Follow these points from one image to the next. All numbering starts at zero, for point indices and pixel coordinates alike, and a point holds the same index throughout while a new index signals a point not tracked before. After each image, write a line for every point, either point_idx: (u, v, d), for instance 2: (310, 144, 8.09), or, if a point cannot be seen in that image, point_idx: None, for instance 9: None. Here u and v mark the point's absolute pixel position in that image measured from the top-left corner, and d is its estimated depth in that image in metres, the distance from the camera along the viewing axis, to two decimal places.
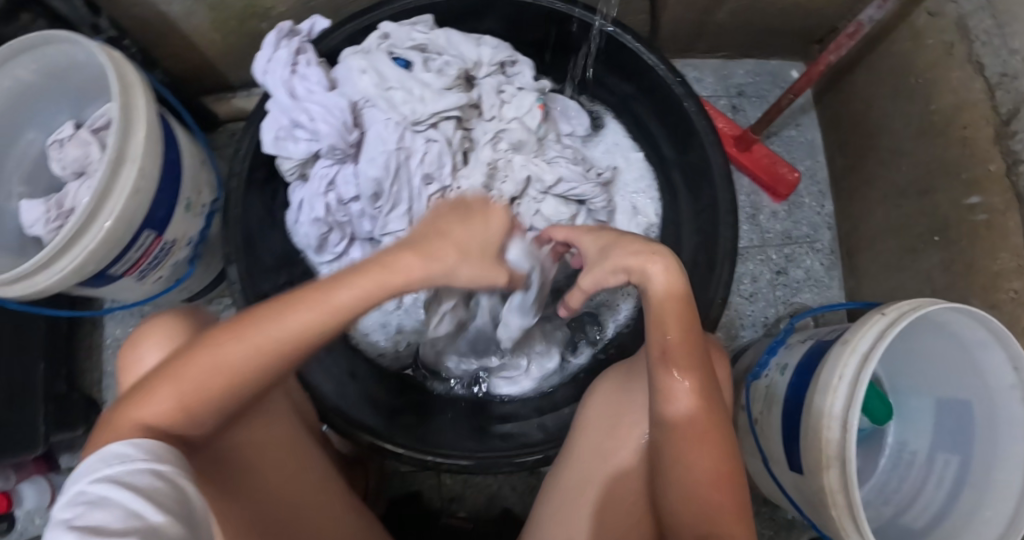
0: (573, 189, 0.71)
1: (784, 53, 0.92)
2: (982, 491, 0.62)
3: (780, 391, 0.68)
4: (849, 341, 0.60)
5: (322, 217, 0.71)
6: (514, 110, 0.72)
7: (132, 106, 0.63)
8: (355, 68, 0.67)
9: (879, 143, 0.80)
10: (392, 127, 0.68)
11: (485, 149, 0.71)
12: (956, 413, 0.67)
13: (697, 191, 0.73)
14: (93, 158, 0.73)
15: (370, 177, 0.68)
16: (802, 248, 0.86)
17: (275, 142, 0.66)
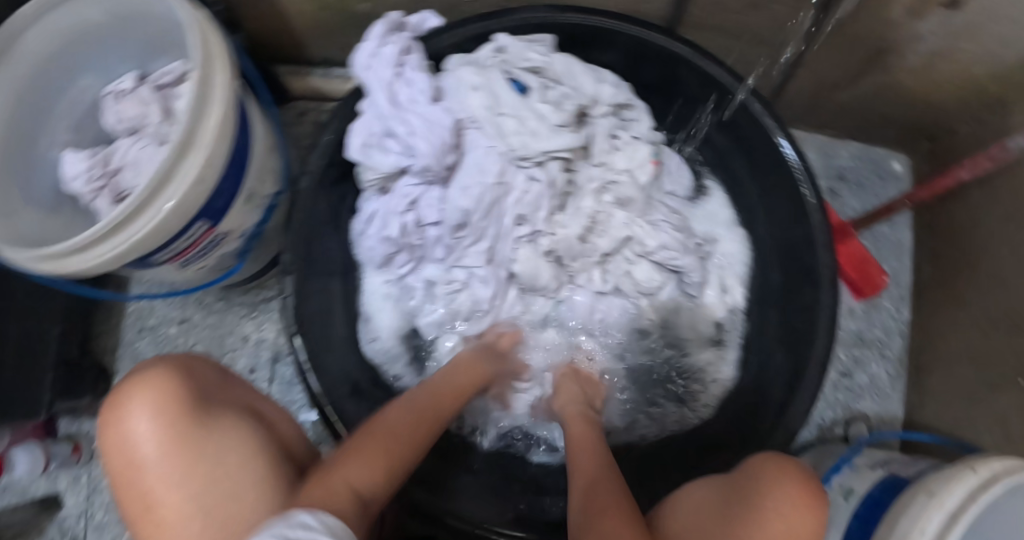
0: (673, 259, 0.69)
1: (892, 143, 0.86)
2: None
3: (839, 519, 0.64)
4: (935, 494, 0.53)
5: (394, 237, 0.64)
6: (626, 161, 0.67)
7: (209, 79, 0.54)
8: (467, 83, 0.61)
9: (979, 265, 0.76)
10: (495, 157, 0.61)
11: (588, 198, 0.66)
12: None
13: (795, 286, 0.66)
14: (152, 120, 0.66)
15: (460, 208, 0.61)
16: (872, 351, 0.85)
17: (361, 149, 0.59)
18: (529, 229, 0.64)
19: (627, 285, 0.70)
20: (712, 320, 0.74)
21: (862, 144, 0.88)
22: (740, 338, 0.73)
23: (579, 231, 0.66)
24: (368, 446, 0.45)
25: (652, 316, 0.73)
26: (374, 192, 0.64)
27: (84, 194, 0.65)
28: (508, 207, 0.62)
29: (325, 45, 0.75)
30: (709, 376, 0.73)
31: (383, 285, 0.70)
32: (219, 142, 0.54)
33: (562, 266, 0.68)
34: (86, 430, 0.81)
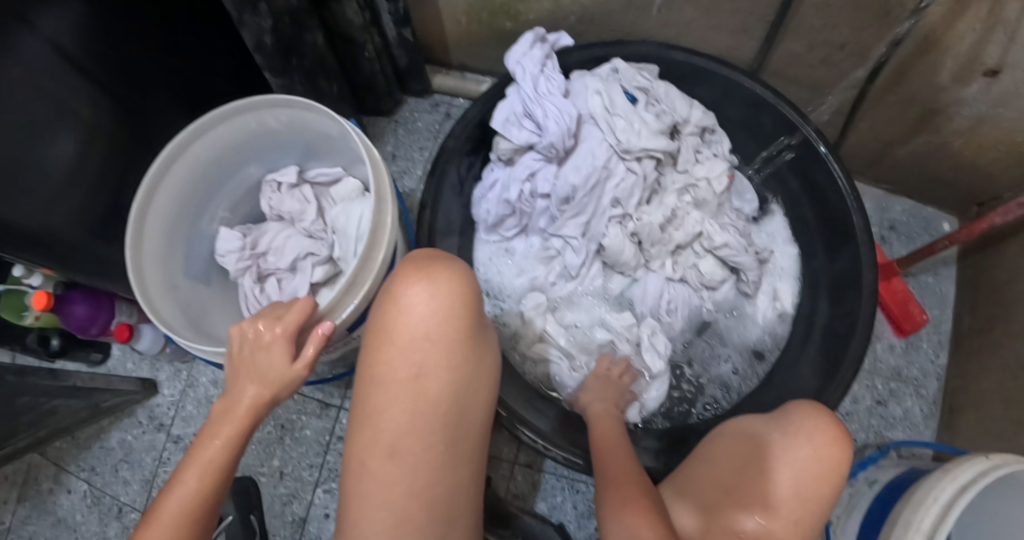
0: (734, 257, 0.79)
1: (942, 205, 0.96)
2: None
3: (864, 501, 0.72)
4: (949, 470, 0.61)
5: (511, 201, 0.78)
6: (705, 170, 0.80)
7: (381, 215, 0.60)
8: (591, 88, 0.76)
9: (1012, 315, 0.83)
10: (605, 148, 0.74)
11: (671, 195, 0.79)
12: None
13: (839, 297, 0.77)
14: (309, 218, 0.73)
15: (570, 183, 0.74)
16: (908, 387, 0.91)
17: (503, 123, 0.74)
18: (621, 211, 0.76)
19: (692, 276, 0.81)
20: (759, 328, 0.83)
21: (915, 203, 0.98)
22: (777, 341, 0.82)
23: (659, 221, 0.77)
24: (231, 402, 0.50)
25: (712, 309, 0.82)
26: (502, 161, 0.78)
27: (233, 269, 0.71)
28: (608, 189, 0.75)
29: (466, 53, 0.92)
30: (739, 379, 0.81)
31: (492, 246, 0.84)
32: (382, 264, 0.60)
33: (641, 250, 0.79)
34: None
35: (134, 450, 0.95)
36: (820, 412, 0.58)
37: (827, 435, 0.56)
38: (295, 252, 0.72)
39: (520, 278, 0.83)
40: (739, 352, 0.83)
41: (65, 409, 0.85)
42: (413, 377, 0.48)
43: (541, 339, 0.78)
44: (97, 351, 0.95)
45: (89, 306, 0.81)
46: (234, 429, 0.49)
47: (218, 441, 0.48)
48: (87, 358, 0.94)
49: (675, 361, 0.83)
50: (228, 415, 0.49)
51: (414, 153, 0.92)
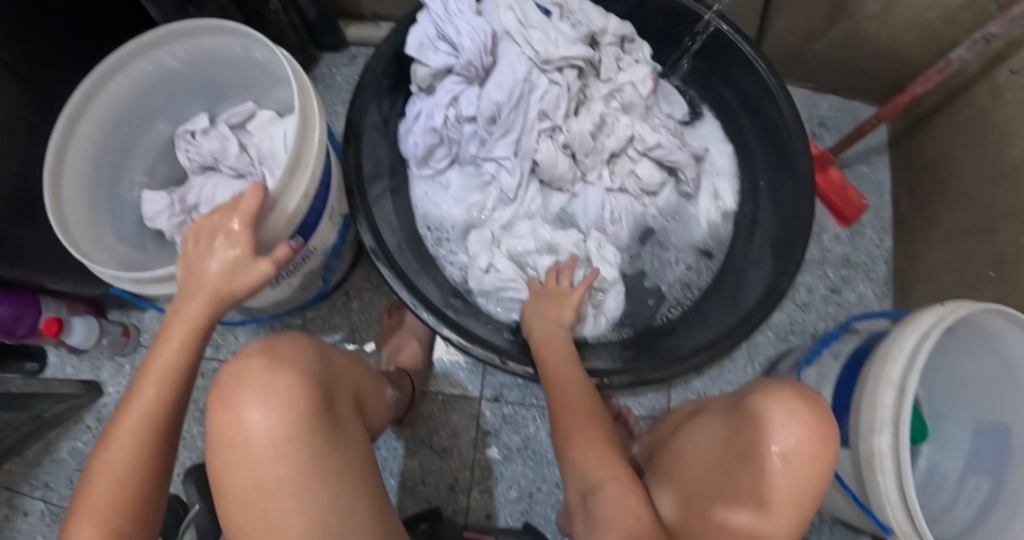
0: (669, 155, 0.79)
1: (866, 96, 0.98)
2: (1014, 512, 0.65)
3: (831, 373, 0.74)
4: (908, 321, 0.62)
5: (437, 128, 0.76)
6: (629, 76, 0.79)
7: (308, 133, 0.59)
8: (503, 4, 0.74)
9: (949, 188, 0.86)
10: (525, 61, 0.72)
11: (598, 103, 0.78)
12: (996, 436, 0.71)
13: (778, 186, 0.78)
14: (232, 153, 0.71)
15: (493, 100, 0.72)
16: (858, 272, 0.93)
17: (417, 48, 0.72)
18: (550, 124, 0.75)
19: (631, 182, 0.81)
20: (703, 227, 0.83)
21: (841, 98, 0.99)
22: (724, 238, 0.83)
23: (590, 128, 0.76)
24: (145, 372, 0.46)
25: (656, 215, 0.82)
26: (423, 92, 0.77)
27: (168, 229, 0.69)
28: (533, 103, 0.74)
29: (375, 0, 0.89)
30: (693, 280, 0.82)
31: (427, 182, 0.82)
32: (315, 177, 0.60)
33: (576, 163, 0.79)
34: (132, 322, 0.90)
35: (87, 457, 0.89)
36: (793, 391, 0.53)
37: (810, 417, 0.51)
38: (228, 193, 0.71)
39: (460, 209, 0.81)
40: (689, 254, 0.83)
41: (4, 424, 0.79)
42: (270, 486, 0.42)
43: (489, 271, 0.76)
44: (31, 361, 0.88)
45: (10, 307, 0.74)
46: (186, 332, 0.48)
47: (174, 341, 0.48)
48: (20, 368, 0.87)
49: (627, 274, 0.82)
50: (150, 369, 0.46)
51: (335, 108, 0.91)
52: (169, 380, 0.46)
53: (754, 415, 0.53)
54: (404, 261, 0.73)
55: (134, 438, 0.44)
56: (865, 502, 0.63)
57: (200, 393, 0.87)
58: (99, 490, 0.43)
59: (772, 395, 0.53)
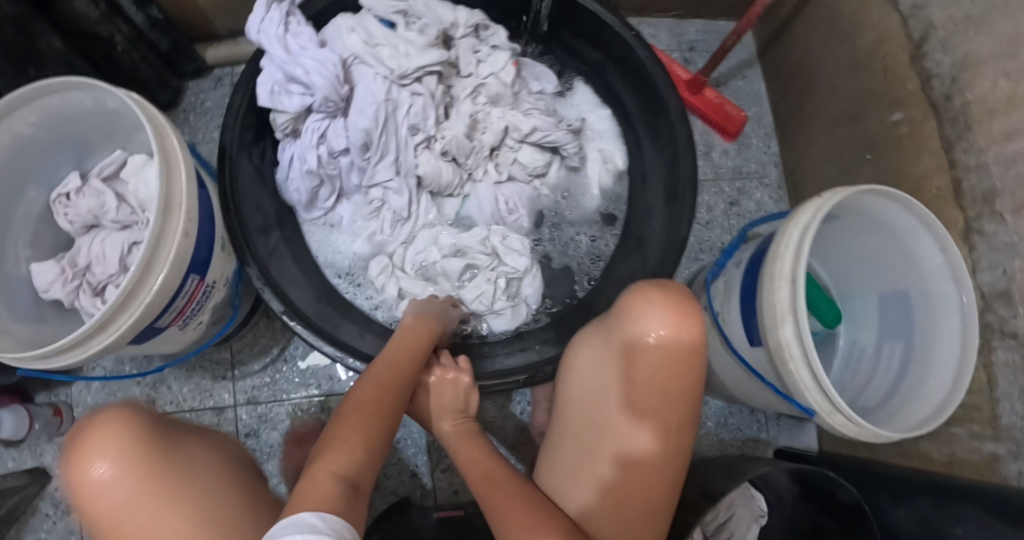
0: (548, 136, 0.83)
1: (729, 14, 1.00)
2: (927, 367, 0.71)
3: (736, 281, 0.77)
4: (793, 217, 0.67)
5: (314, 169, 0.78)
6: (490, 66, 0.82)
7: (173, 174, 0.63)
8: (345, 28, 0.76)
9: (816, 84, 0.90)
10: (381, 81, 0.76)
11: (466, 102, 0.82)
12: (898, 301, 0.76)
13: (657, 128, 0.80)
14: (111, 206, 0.74)
15: (361, 128, 0.75)
16: (751, 181, 0.97)
17: (270, 96, 0.72)
18: (423, 136, 0.79)
19: (518, 170, 0.85)
20: (598, 193, 0.88)
21: (706, 20, 1.02)
22: (620, 197, 0.88)
23: (463, 130, 0.81)
24: (350, 422, 0.58)
25: (548, 194, 0.88)
26: (289, 137, 0.78)
27: (65, 296, 0.71)
28: (401, 119, 0.77)
29: (229, 15, 0.89)
30: (598, 246, 0.87)
31: (318, 219, 0.84)
32: (189, 213, 0.63)
33: (460, 165, 0.83)
34: (62, 399, 0.88)
35: None
36: (651, 289, 0.62)
37: (665, 296, 0.61)
38: (117, 246, 0.74)
39: (361, 242, 0.84)
40: (591, 228, 0.87)
41: None
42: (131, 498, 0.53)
43: (400, 296, 0.81)
44: None
45: None
46: (393, 378, 0.64)
47: (361, 406, 0.60)
48: None
49: (546, 254, 0.87)
50: (362, 402, 0.60)
51: (212, 133, 0.91)
52: (370, 424, 0.58)
53: (620, 334, 0.62)
54: (319, 312, 0.76)
55: (360, 437, 0.57)
56: (785, 388, 0.68)
57: None
58: (332, 479, 0.51)
59: (637, 322, 0.60)
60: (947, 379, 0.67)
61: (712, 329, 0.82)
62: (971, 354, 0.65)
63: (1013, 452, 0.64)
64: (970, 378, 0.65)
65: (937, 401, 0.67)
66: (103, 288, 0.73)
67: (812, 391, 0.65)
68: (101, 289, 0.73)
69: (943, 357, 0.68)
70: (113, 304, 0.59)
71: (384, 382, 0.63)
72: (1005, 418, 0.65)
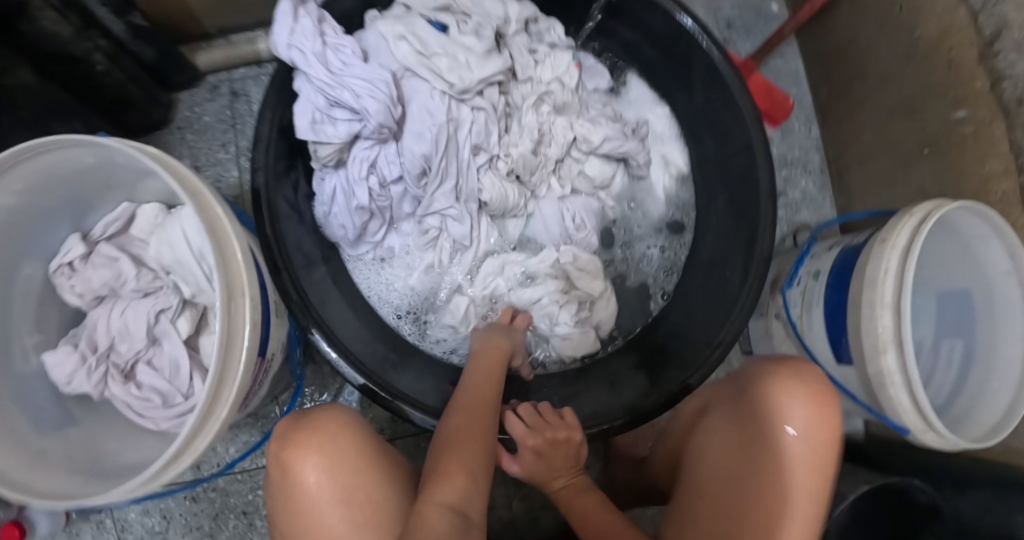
0: (618, 147, 0.73)
1: None
2: (988, 367, 0.72)
3: (816, 295, 0.73)
4: (887, 238, 0.63)
5: (365, 205, 0.67)
6: (551, 70, 0.71)
7: (229, 258, 0.51)
8: (391, 35, 0.64)
9: (868, 67, 0.85)
10: (439, 98, 0.65)
11: (530, 113, 0.71)
12: (959, 302, 0.77)
13: (726, 132, 0.69)
14: (129, 274, 0.63)
15: (419, 154, 0.64)
16: (796, 169, 0.95)
17: (312, 128, 0.61)
18: (486, 156, 0.69)
19: (583, 183, 0.76)
20: (660, 199, 0.79)
21: None
22: (685, 202, 0.79)
23: (529, 145, 0.70)
24: (448, 449, 0.52)
25: (613, 205, 0.78)
26: (329, 167, 0.66)
27: (93, 387, 0.61)
28: (462, 139, 0.67)
29: (217, 13, 0.75)
30: (672, 253, 0.78)
31: (365, 257, 0.72)
32: (255, 303, 0.52)
33: (523, 184, 0.73)
34: None
35: None
36: (791, 368, 0.57)
37: (805, 379, 0.56)
38: (141, 319, 0.63)
39: (412, 280, 0.73)
40: (651, 238, 0.79)
41: None
42: (333, 498, 0.51)
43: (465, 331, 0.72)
44: None
45: None
46: (474, 402, 0.57)
47: (452, 429, 0.54)
48: None
49: (615, 271, 0.78)
50: (452, 429, 0.54)
51: (217, 154, 0.79)
52: (473, 448, 0.52)
53: (744, 401, 0.58)
54: (386, 365, 0.65)
55: (466, 469, 0.50)
56: (876, 408, 0.67)
57: (200, 518, 0.80)
58: (445, 516, 0.45)
59: (768, 397, 0.56)
60: (1011, 382, 0.69)
61: (783, 337, 0.79)
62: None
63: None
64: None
65: (1003, 407, 0.68)
66: (133, 370, 0.63)
67: (913, 421, 0.63)
68: (130, 371, 0.63)
69: (1008, 362, 0.69)
70: (185, 433, 0.47)
71: (478, 411, 0.56)
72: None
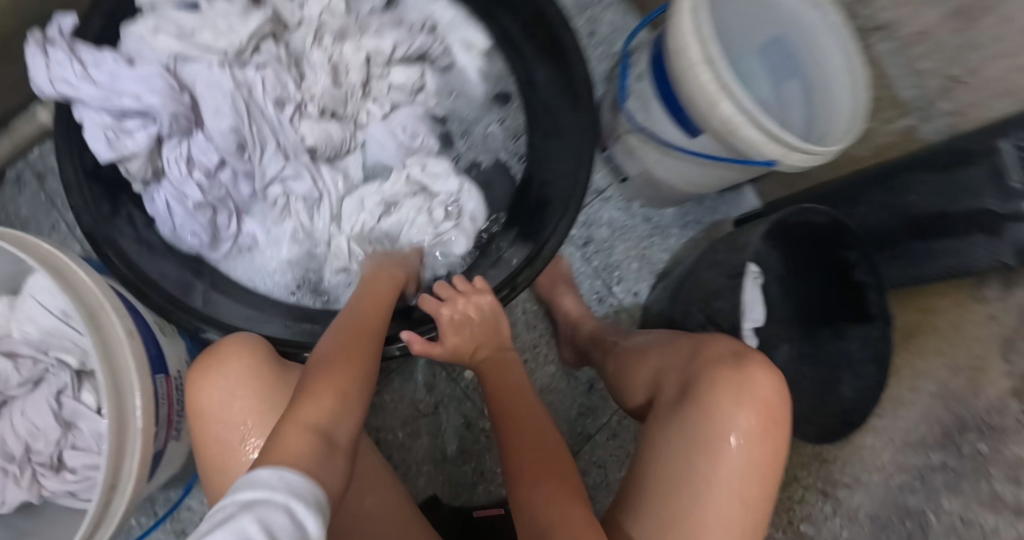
0: (411, 47, 0.75)
1: None
2: (826, 86, 0.75)
3: (649, 92, 0.76)
4: (675, 7, 0.66)
5: (201, 200, 0.65)
6: (316, 4, 0.71)
7: (73, 280, 0.48)
8: (144, 32, 0.62)
9: None
10: (220, 70, 0.64)
11: (315, 51, 0.71)
12: (778, 49, 0.79)
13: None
14: (11, 371, 0.58)
15: (229, 130, 0.64)
16: (595, 8, 0.93)
17: (110, 146, 0.59)
18: (293, 105, 0.69)
19: (400, 95, 0.76)
20: (478, 80, 0.80)
21: None
22: (501, 71, 0.80)
23: (329, 80, 0.71)
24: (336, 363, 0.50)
25: (436, 103, 0.79)
26: (152, 183, 0.65)
27: (28, 493, 0.58)
28: (262, 99, 0.67)
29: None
30: (515, 118, 0.80)
31: (230, 257, 0.71)
32: (120, 310, 0.49)
33: (341, 119, 0.74)
34: None
35: None
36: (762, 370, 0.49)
37: (763, 389, 0.48)
38: (42, 410, 0.59)
39: (289, 253, 0.72)
40: (483, 118, 0.81)
41: None
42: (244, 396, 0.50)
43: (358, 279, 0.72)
44: None
45: None
46: (369, 327, 0.57)
47: (341, 343, 0.53)
48: None
49: (469, 160, 0.81)
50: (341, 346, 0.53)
51: (52, 235, 0.77)
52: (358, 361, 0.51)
53: (688, 385, 0.51)
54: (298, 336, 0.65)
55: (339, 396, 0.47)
56: (741, 158, 0.68)
57: None
58: (307, 436, 0.42)
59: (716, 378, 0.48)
60: (846, 87, 0.72)
61: (641, 146, 0.81)
62: (858, 61, 0.71)
63: (925, 117, 0.71)
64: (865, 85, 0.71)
65: (849, 108, 0.71)
66: (62, 460, 0.60)
67: (775, 150, 0.64)
68: (60, 463, 0.60)
69: (838, 70, 0.73)
70: (108, 453, 0.44)
71: (364, 330, 0.56)
72: (905, 96, 0.72)
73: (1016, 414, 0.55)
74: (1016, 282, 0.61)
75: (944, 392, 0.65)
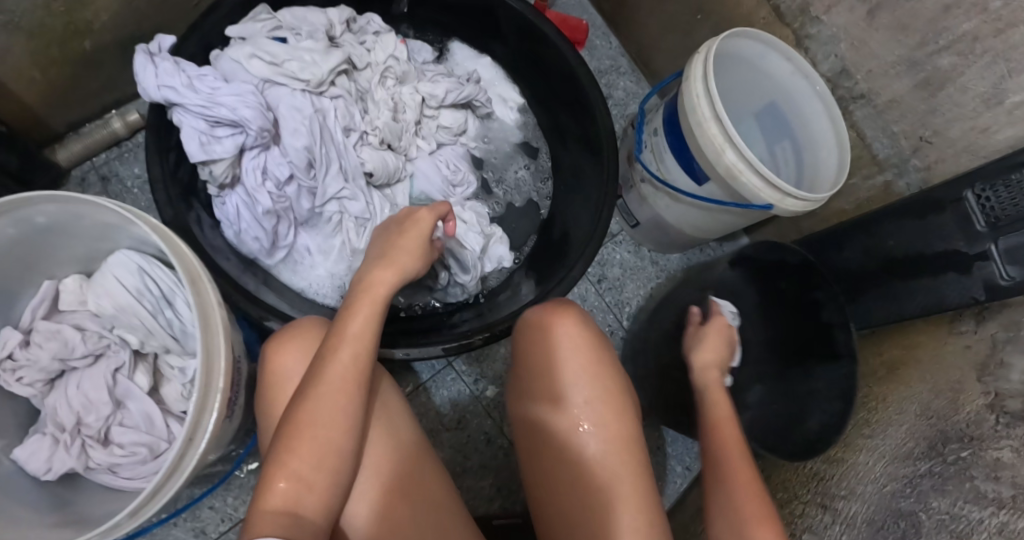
0: (460, 94, 0.84)
1: None
2: (814, 147, 0.86)
3: (662, 145, 0.85)
4: (689, 73, 0.76)
5: (270, 208, 0.72)
6: (383, 51, 0.81)
7: (178, 250, 0.53)
8: (241, 56, 0.70)
9: None
10: (301, 96, 0.72)
11: (379, 89, 0.80)
12: (772, 114, 0.90)
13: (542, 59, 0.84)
14: (77, 341, 0.62)
15: (302, 148, 0.71)
16: None
17: (202, 149, 0.66)
18: (357, 133, 0.77)
19: (444, 135, 0.86)
20: (512, 126, 0.93)
21: None
22: (529, 122, 0.93)
23: (389, 115, 0.79)
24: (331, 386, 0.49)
25: (475, 146, 0.90)
26: (226, 188, 0.71)
27: (76, 461, 0.60)
28: (333, 125, 0.75)
29: (62, 109, 0.79)
30: (540, 162, 0.93)
31: (281, 263, 0.77)
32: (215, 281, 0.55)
33: (394, 150, 0.82)
34: None
35: None
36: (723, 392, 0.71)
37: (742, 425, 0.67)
38: (95, 382, 0.62)
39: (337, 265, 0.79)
40: (510, 163, 0.92)
41: None
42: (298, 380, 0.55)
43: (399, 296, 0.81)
44: None
45: None
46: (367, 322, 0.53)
47: (342, 347, 0.51)
48: None
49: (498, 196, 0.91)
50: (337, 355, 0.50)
51: None
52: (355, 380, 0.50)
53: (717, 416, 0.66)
54: None
55: (315, 465, 0.46)
56: (742, 203, 0.77)
57: None
58: (274, 521, 0.43)
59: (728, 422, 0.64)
60: (831, 147, 0.83)
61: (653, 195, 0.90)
62: (841, 124, 0.81)
63: (900, 172, 0.81)
64: (848, 135, 0.80)
65: (834, 169, 0.81)
66: (109, 434, 0.62)
67: (771, 195, 0.73)
68: (107, 437, 0.62)
69: (824, 134, 0.83)
70: (195, 406, 0.49)
71: (364, 334, 0.52)
72: (882, 154, 0.82)
73: (992, 425, 0.60)
74: (990, 315, 0.68)
75: (926, 411, 0.69)
